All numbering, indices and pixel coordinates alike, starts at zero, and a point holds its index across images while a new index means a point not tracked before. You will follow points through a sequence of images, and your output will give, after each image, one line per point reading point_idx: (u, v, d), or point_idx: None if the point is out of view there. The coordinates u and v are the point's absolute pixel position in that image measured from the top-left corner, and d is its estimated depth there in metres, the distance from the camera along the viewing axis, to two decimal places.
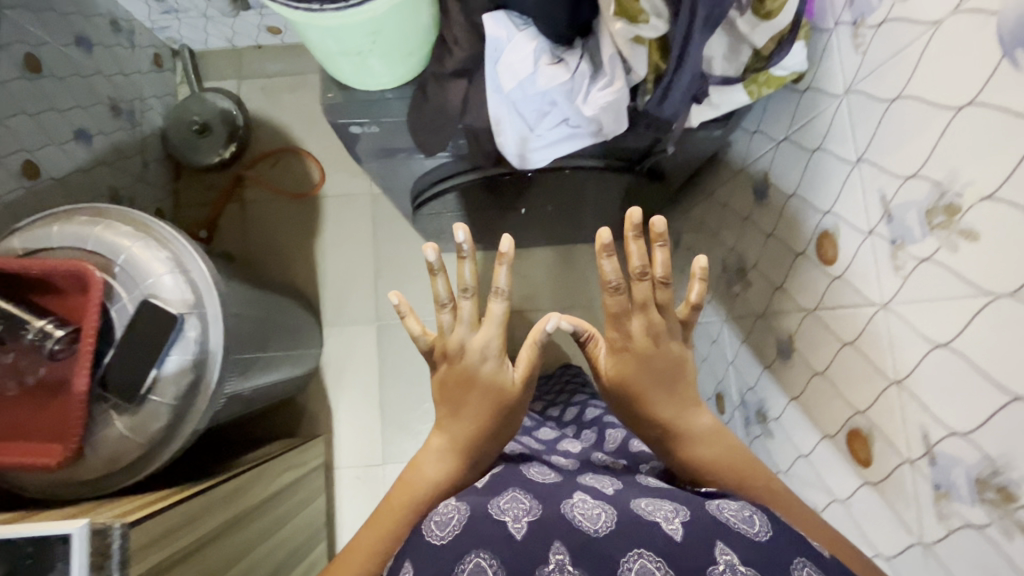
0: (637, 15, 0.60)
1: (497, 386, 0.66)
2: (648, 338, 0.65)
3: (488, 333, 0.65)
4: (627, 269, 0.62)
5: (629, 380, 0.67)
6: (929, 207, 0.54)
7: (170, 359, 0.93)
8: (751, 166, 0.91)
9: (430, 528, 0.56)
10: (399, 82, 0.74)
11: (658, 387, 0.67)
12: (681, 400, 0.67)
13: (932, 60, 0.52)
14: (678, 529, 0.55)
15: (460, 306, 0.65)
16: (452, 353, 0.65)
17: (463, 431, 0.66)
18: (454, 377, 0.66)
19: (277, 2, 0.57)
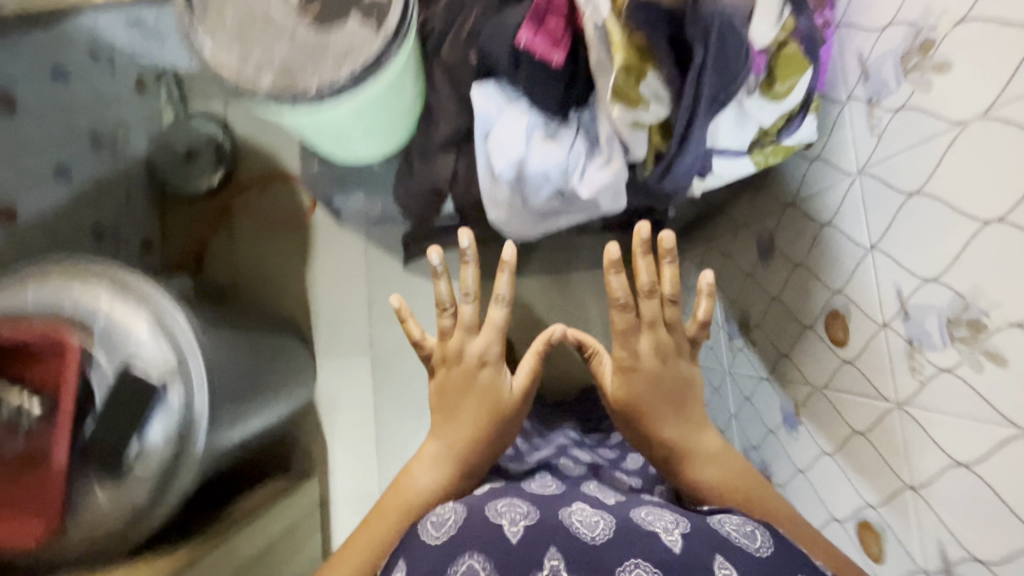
0: (636, 100, 0.54)
1: (496, 388, 0.73)
2: (656, 358, 0.72)
3: (489, 338, 0.73)
4: (636, 286, 0.70)
5: (639, 401, 0.72)
6: (951, 317, 0.50)
7: (153, 428, 0.83)
8: (754, 224, 0.87)
9: (427, 527, 0.61)
10: (386, 149, 0.71)
11: (664, 406, 0.71)
12: (682, 421, 0.71)
13: (957, 162, 0.48)
14: (678, 540, 0.57)
15: (460, 309, 0.74)
16: (451, 357, 0.73)
17: (461, 432, 0.71)
18: (454, 381, 0.73)
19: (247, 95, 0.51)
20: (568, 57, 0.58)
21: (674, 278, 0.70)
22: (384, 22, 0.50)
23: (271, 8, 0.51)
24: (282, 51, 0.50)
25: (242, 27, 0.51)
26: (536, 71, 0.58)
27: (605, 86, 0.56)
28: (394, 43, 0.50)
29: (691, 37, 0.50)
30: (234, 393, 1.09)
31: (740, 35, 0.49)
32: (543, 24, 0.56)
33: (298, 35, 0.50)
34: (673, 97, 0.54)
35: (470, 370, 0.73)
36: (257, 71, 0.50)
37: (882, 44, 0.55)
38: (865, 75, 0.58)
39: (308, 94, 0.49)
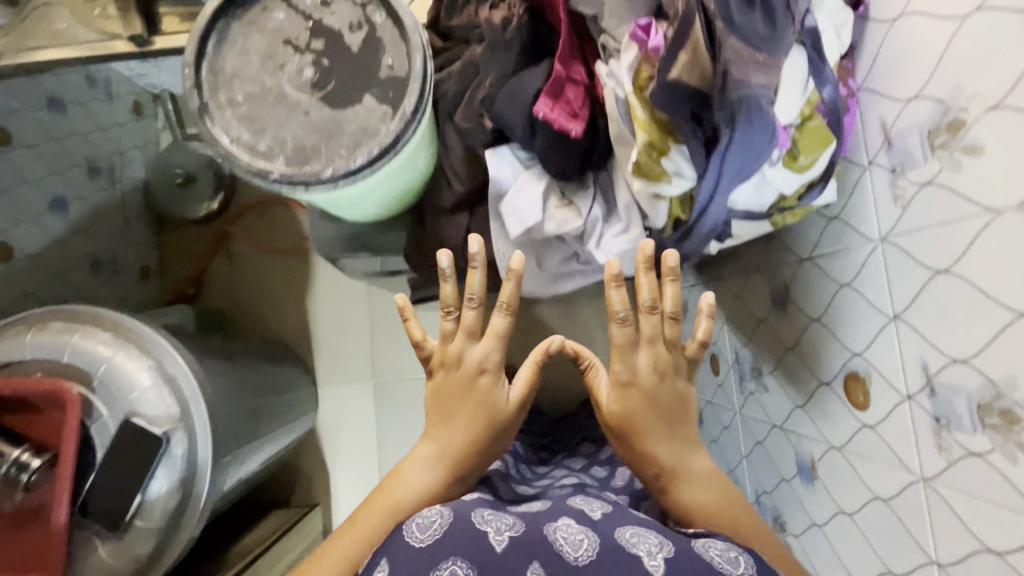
0: (657, 175, 0.54)
1: (493, 400, 0.64)
2: (653, 374, 0.64)
3: (489, 346, 0.64)
4: (636, 302, 0.62)
5: (631, 417, 0.65)
6: (982, 402, 0.49)
7: (154, 483, 0.86)
8: (768, 271, 0.85)
9: (411, 529, 0.56)
10: (397, 212, 0.69)
11: (660, 424, 0.65)
12: (674, 437, 0.65)
13: (989, 248, 0.47)
14: (660, 565, 0.53)
15: (465, 313, 0.63)
16: (449, 362, 0.64)
17: (453, 442, 0.64)
18: (451, 387, 0.65)
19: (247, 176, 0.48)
20: (586, 128, 0.57)
21: (677, 297, 0.64)
22: (401, 101, 0.48)
23: (283, 85, 0.49)
24: (295, 130, 0.48)
25: (253, 105, 0.49)
26: (552, 140, 0.57)
27: (624, 157, 0.55)
28: (411, 123, 0.48)
29: (717, 119, 0.48)
30: (227, 439, 1.02)
31: (766, 114, 0.46)
32: (561, 95, 0.55)
33: (311, 114, 0.48)
34: (693, 172, 0.53)
35: (467, 378, 0.64)
36: (269, 151, 0.48)
37: (908, 116, 0.54)
38: (888, 144, 0.57)
39: (322, 176, 0.47)
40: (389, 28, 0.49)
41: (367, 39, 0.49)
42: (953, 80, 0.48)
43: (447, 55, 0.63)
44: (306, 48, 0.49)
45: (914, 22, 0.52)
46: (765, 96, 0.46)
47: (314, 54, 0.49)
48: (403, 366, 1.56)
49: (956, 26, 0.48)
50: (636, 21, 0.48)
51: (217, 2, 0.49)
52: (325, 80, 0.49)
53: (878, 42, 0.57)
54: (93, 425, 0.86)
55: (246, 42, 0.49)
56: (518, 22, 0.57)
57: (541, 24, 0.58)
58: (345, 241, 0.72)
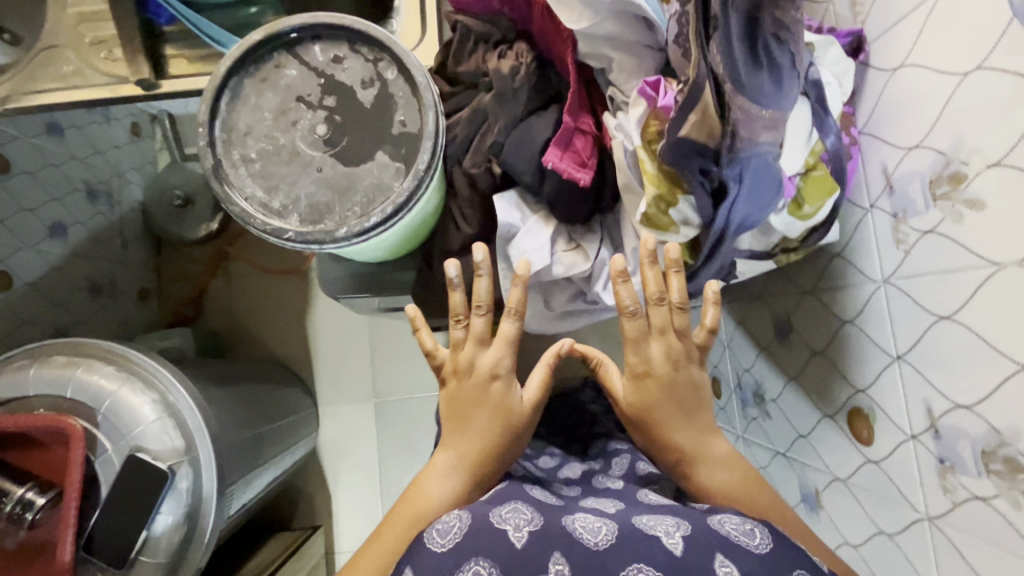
0: (666, 225, 0.55)
1: (509, 405, 0.59)
2: (667, 364, 0.58)
3: (501, 351, 0.60)
4: (643, 296, 0.56)
5: (649, 408, 0.58)
6: (986, 448, 0.50)
7: (160, 518, 0.85)
8: (770, 303, 0.86)
9: (430, 536, 0.50)
10: (402, 254, 0.69)
11: (676, 411, 0.58)
12: (693, 421, 0.58)
13: (989, 299, 0.48)
14: (680, 543, 0.48)
15: (473, 323, 0.60)
16: (462, 370, 0.59)
17: (469, 452, 0.57)
18: (464, 395, 0.59)
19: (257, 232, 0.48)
20: (595, 176, 0.58)
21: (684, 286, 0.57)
22: (414, 158, 0.49)
23: (296, 142, 0.49)
24: (309, 186, 0.49)
25: (266, 162, 0.49)
26: (561, 188, 0.58)
27: (633, 205, 0.56)
28: (424, 179, 0.48)
29: (725, 176, 0.49)
30: (230, 469, 1.02)
31: (774, 170, 0.49)
32: (570, 145, 0.57)
33: (325, 170, 0.49)
34: (702, 221, 0.54)
35: (479, 384, 0.59)
36: (282, 209, 0.49)
37: (909, 163, 0.55)
38: (890, 189, 0.58)
39: (336, 236, 0.48)
40: (401, 85, 0.50)
41: (379, 96, 0.50)
42: (954, 132, 0.50)
43: (454, 101, 0.63)
44: (319, 104, 0.50)
45: (913, 73, 0.54)
46: (772, 152, 0.48)
47: (326, 111, 0.49)
48: (405, 386, 1.55)
49: (957, 81, 0.49)
50: (645, 78, 0.50)
51: (231, 61, 0.49)
52: (338, 136, 0.49)
53: (879, 89, 0.59)
54: (98, 459, 0.85)
55: (259, 99, 0.50)
56: (527, 71, 0.58)
57: (548, 71, 0.60)
58: (351, 279, 0.72)
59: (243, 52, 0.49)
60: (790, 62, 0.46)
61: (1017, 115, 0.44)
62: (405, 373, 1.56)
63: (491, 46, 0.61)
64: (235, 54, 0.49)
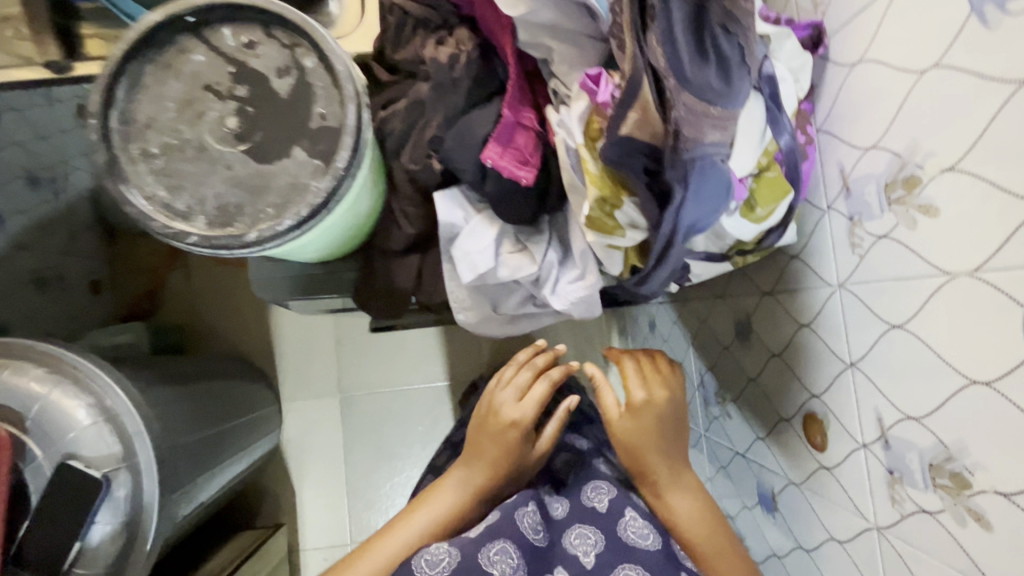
0: (612, 228, 0.51)
1: (519, 450, 0.69)
2: (662, 403, 0.67)
3: (527, 408, 0.69)
4: (644, 360, 0.71)
5: (637, 441, 0.66)
6: (934, 462, 0.48)
7: (96, 527, 0.81)
8: (729, 302, 0.83)
9: (420, 566, 0.58)
10: (343, 254, 0.65)
11: (664, 442, 0.66)
12: (675, 455, 0.67)
13: (940, 309, 0.46)
14: None
15: (517, 375, 0.71)
16: (491, 413, 0.70)
17: (477, 478, 0.68)
18: (487, 434, 0.69)
19: (162, 236, 0.44)
20: (538, 175, 0.54)
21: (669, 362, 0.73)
22: (333, 155, 0.44)
23: (203, 136, 0.45)
24: (218, 186, 0.44)
25: (169, 158, 0.45)
26: (503, 187, 0.54)
27: (579, 206, 0.52)
28: (346, 179, 0.45)
29: (669, 178, 0.45)
30: (185, 471, 0.98)
31: (721, 172, 0.46)
32: (511, 141, 0.53)
33: (236, 168, 0.45)
34: (650, 226, 0.50)
35: (500, 426, 0.69)
36: (188, 210, 0.44)
37: (865, 164, 0.53)
38: (847, 191, 0.56)
39: (244, 241, 0.43)
40: (321, 74, 0.45)
41: (296, 86, 0.45)
42: (910, 134, 0.47)
43: (391, 91, 0.59)
44: (229, 95, 0.45)
45: (870, 70, 0.51)
46: (719, 153, 0.45)
47: (237, 102, 0.45)
48: (371, 381, 1.51)
49: (914, 79, 0.46)
50: (586, 71, 0.46)
51: (127, 44, 0.44)
52: (250, 130, 0.45)
53: (837, 85, 0.56)
54: (27, 467, 0.79)
55: (160, 88, 0.45)
56: (468, 59, 0.54)
57: (493, 60, 0.55)
58: (288, 282, 0.67)
59: (141, 36, 0.44)
60: (739, 57, 0.43)
61: (975, 116, 0.41)
62: (373, 367, 1.52)
63: (431, 32, 0.56)
64: (133, 37, 0.44)
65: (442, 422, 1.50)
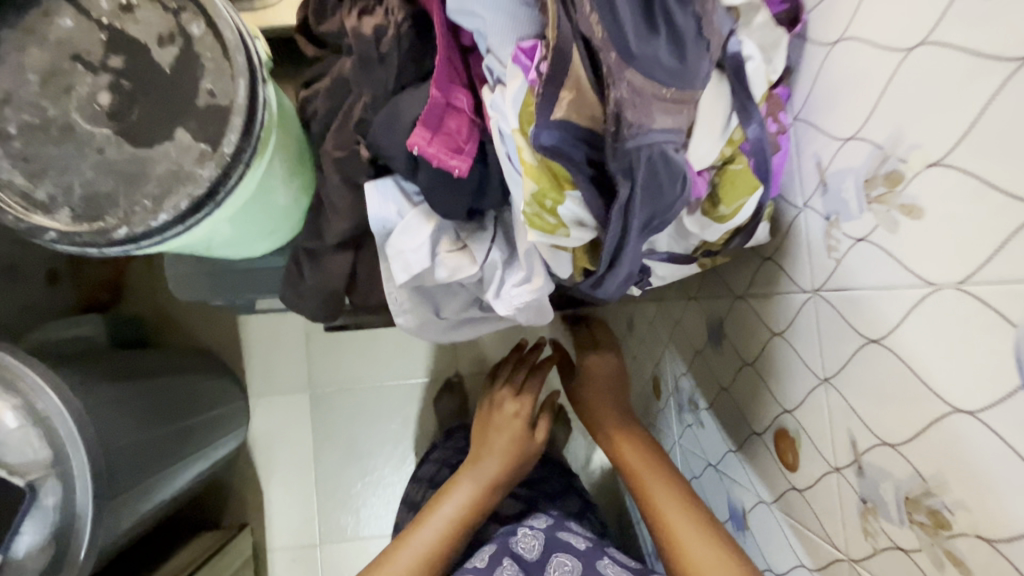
0: (553, 226, 0.44)
1: (523, 438, 0.83)
2: (614, 369, 0.86)
3: (524, 401, 0.86)
4: (590, 334, 0.91)
5: (592, 396, 0.83)
6: (910, 495, 0.43)
7: (20, 538, 0.70)
8: (703, 304, 0.77)
9: None
10: (269, 247, 0.58)
11: (613, 397, 0.82)
12: (618, 404, 0.82)
13: (922, 324, 0.40)
14: None
15: (505, 376, 0.92)
16: (494, 411, 0.86)
17: (489, 471, 0.78)
18: (493, 427, 0.84)
19: (41, 241, 0.39)
20: (473, 164, 0.48)
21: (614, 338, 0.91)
22: (220, 138, 0.39)
23: (69, 115, 0.39)
24: (86, 172, 0.39)
25: (30, 140, 0.39)
26: (434, 179, 0.48)
27: (518, 203, 0.46)
28: (237, 167, 0.39)
29: (613, 170, 0.39)
30: (133, 473, 0.88)
31: (675, 164, 0.39)
32: (442, 127, 0.46)
33: (108, 152, 0.39)
34: (597, 224, 0.44)
35: (505, 416, 0.85)
36: (50, 201, 0.39)
37: (844, 156, 0.47)
38: (824, 187, 0.49)
39: (112, 238, 0.38)
40: (209, 42, 0.39)
41: (181, 58, 0.39)
42: (893, 123, 0.41)
43: (315, 68, 0.54)
44: (101, 66, 0.39)
45: (850, 49, 0.45)
46: (672, 143, 0.39)
47: (111, 75, 0.39)
48: (344, 378, 1.38)
49: (899, 59, 0.40)
50: (518, 44, 0.40)
51: None
52: (126, 109, 0.39)
53: (816, 68, 0.49)
54: None
55: (21, 57, 0.39)
56: (399, 33, 0.47)
57: (426, 34, 0.49)
58: (209, 280, 0.65)
59: None
60: (695, 27, 0.37)
61: (966, 102, 0.35)
62: (346, 365, 1.39)
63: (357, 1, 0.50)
64: None
65: (415, 422, 1.38)
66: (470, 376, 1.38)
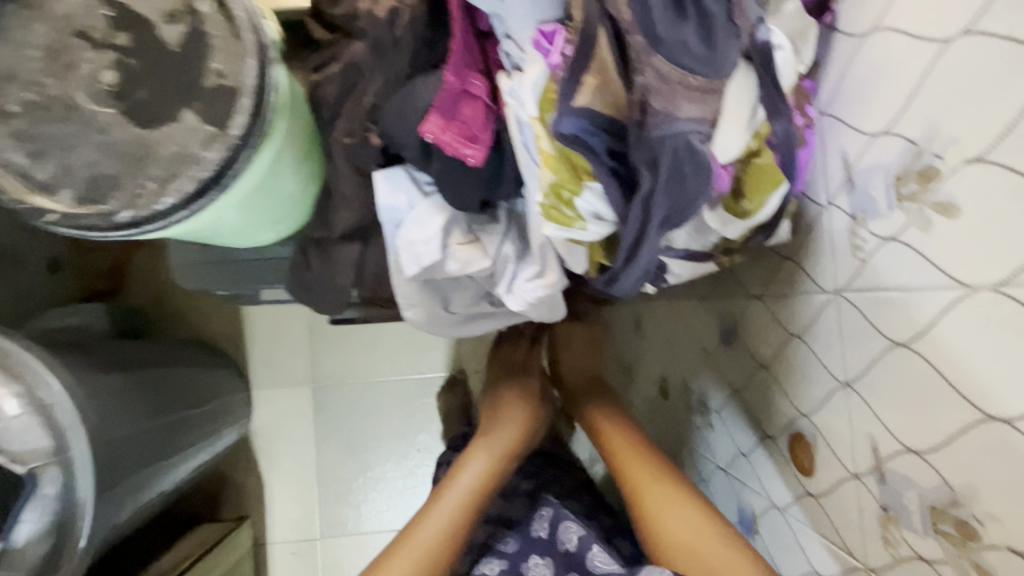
0: (570, 219, 0.43)
1: (530, 414, 0.86)
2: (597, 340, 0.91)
3: (526, 379, 0.90)
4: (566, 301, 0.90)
5: (584, 369, 0.89)
6: (935, 504, 0.42)
7: (21, 527, 0.68)
8: (716, 304, 0.75)
9: None
10: (275, 235, 0.57)
11: (596, 376, 0.89)
12: (593, 372, 0.90)
13: (957, 328, 0.38)
14: None
15: (504, 355, 0.94)
16: (498, 390, 0.90)
17: (502, 443, 0.81)
18: (497, 406, 0.87)
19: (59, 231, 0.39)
20: (488, 154, 0.46)
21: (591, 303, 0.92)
22: (227, 121, 0.38)
23: (72, 93, 0.38)
24: (89, 153, 0.38)
25: (31, 118, 0.38)
26: (448, 169, 0.47)
27: (534, 195, 0.45)
28: (243, 151, 0.38)
29: (635, 161, 0.38)
30: (134, 464, 0.87)
31: (701, 156, 0.37)
32: (457, 114, 0.45)
33: (111, 133, 0.38)
34: (617, 218, 0.42)
35: (514, 393, 0.88)
36: (51, 182, 0.38)
37: (873, 153, 0.45)
38: (850, 184, 0.48)
39: (115, 222, 0.38)
40: (218, 20, 0.38)
41: (189, 36, 0.38)
42: (929, 117, 0.39)
43: (327, 53, 0.53)
44: (106, 43, 0.38)
45: (884, 40, 0.43)
46: (698, 133, 0.37)
47: (116, 52, 0.38)
48: (345, 372, 1.37)
49: (938, 50, 0.38)
50: (539, 28, 0.39)
51: None
52: (131, 88, 0.38)
53: (845, 60, 0.47)
54: None
55: (22, 32, 0.38)
56: (413, 16, 0.45)
57: (441, 18, 0.47)
58: (214, 268, 0.63)
59: None
60: (727, 13, 0.35)
61: (1011, 96, 0.34)
62: (348, 359, 1.38)
63: None
64: None
65: (417, 417, 1.37)
66: (473, 374, 1.37)
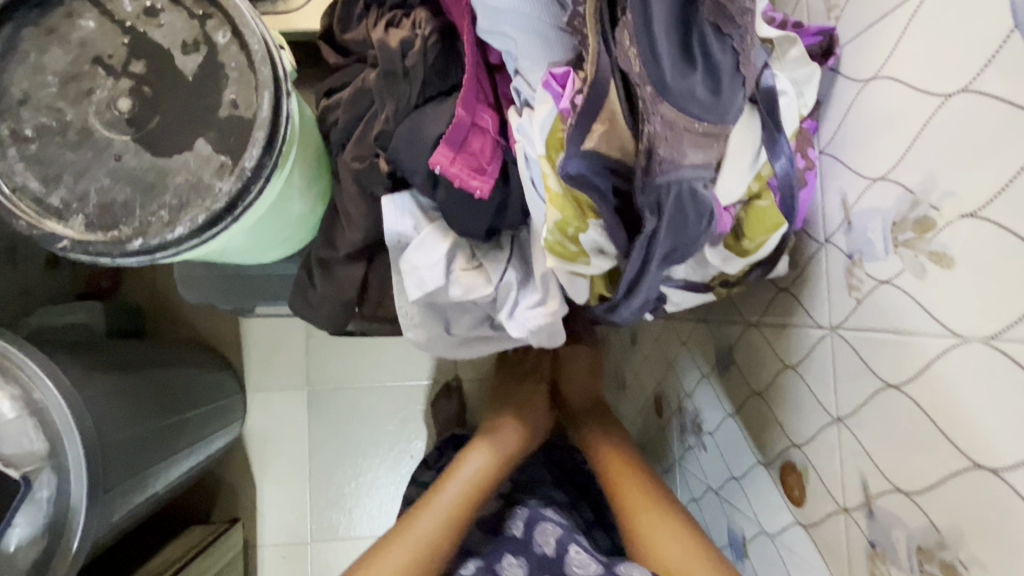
0: (574, 254, 0.44)
1: (537, 414, 0.88)
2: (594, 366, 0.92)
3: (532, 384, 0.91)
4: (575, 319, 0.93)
5: (580, 392, 0.91)
6: (923, 545, 0.43)
7: (12, 531, 0.68)
8: (715, 328, 0.76)
9: None
10: (280, 253, 0.58)
11: (591, 402, 0.90)
12: (589, 396, 0.91)
13: (947, 375, 0.39)
14: None
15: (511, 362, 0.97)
16: (503, 392, 0.92)
17: (507, 442, 0.82)
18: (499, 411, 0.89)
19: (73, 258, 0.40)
20: (494, 185, 0.47)
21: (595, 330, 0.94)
22: (242, 152, 0.39)
23: (88, 119, 0.39)
24: (101, 178, 0.39)
25: (46, 143, 0.39)
26: (454, 198, 0.48)
27: (539, 229, 0.45)
28: (256, 181, 0.39)
29: (640, 205, 0.38)
30: (128, 466, 0.87)
31: (703, 202, 0.38)
32: (465, 146, 0.46)
33: (125, 159, 0.39)
34: (619, 254, 0.43)
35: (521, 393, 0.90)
36: (64, 207, 0.39)
37: (871, 197, 0.46)
38: (848, 225, 0.49)
39: (126, 249, 0.39)
40: (234, 52, 0.39)
41: (206, 65, 0.39)
42: (926, 168, 0.40)
43: (337, 76, 0.54)
44: (122, 70, 0.39)
45: (885, 88, 0.44)
46: (702, 179, 0.38)
47: (132, 80, 0.39)
48: (340, 376, 1.37)
49: (937, 104, 0.39)
50: (550, 70, 0.39)
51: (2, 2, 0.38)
52: (147, 115, 0.39)
53: (846, 104, 0.48)
54: None
55: (41, 58, 0.39)
56: (426, 46, 0.47)
57: (454, 49, 0.48)
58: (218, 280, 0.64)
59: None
60: (733, 64, 0.36)
61: (1005, 156, 0.35)
62: (343, 364, 1.38)
63: (384, 12, 0.50)
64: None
65: (411, 424, 1.37)
66: (468, 382, 1.37)
